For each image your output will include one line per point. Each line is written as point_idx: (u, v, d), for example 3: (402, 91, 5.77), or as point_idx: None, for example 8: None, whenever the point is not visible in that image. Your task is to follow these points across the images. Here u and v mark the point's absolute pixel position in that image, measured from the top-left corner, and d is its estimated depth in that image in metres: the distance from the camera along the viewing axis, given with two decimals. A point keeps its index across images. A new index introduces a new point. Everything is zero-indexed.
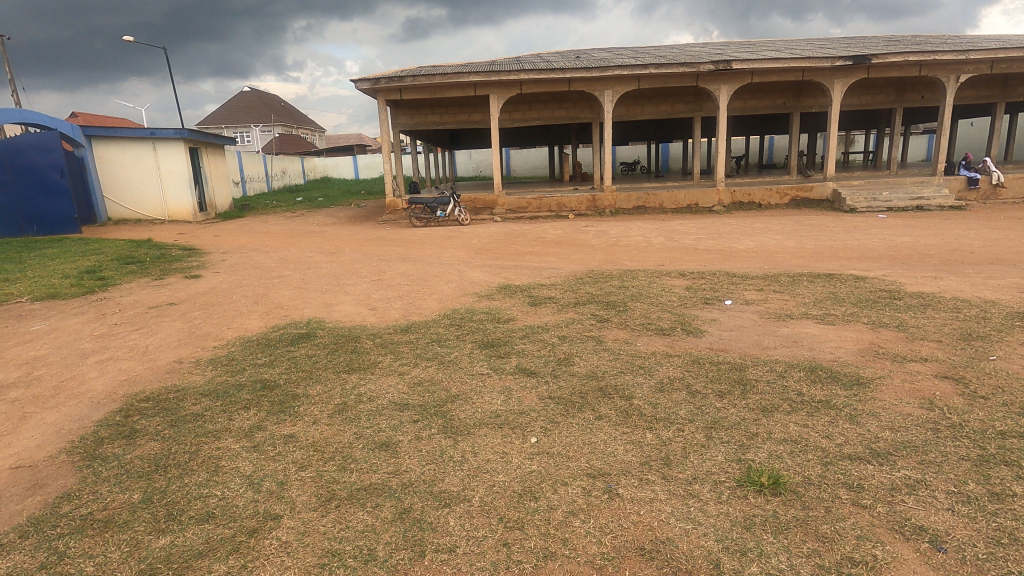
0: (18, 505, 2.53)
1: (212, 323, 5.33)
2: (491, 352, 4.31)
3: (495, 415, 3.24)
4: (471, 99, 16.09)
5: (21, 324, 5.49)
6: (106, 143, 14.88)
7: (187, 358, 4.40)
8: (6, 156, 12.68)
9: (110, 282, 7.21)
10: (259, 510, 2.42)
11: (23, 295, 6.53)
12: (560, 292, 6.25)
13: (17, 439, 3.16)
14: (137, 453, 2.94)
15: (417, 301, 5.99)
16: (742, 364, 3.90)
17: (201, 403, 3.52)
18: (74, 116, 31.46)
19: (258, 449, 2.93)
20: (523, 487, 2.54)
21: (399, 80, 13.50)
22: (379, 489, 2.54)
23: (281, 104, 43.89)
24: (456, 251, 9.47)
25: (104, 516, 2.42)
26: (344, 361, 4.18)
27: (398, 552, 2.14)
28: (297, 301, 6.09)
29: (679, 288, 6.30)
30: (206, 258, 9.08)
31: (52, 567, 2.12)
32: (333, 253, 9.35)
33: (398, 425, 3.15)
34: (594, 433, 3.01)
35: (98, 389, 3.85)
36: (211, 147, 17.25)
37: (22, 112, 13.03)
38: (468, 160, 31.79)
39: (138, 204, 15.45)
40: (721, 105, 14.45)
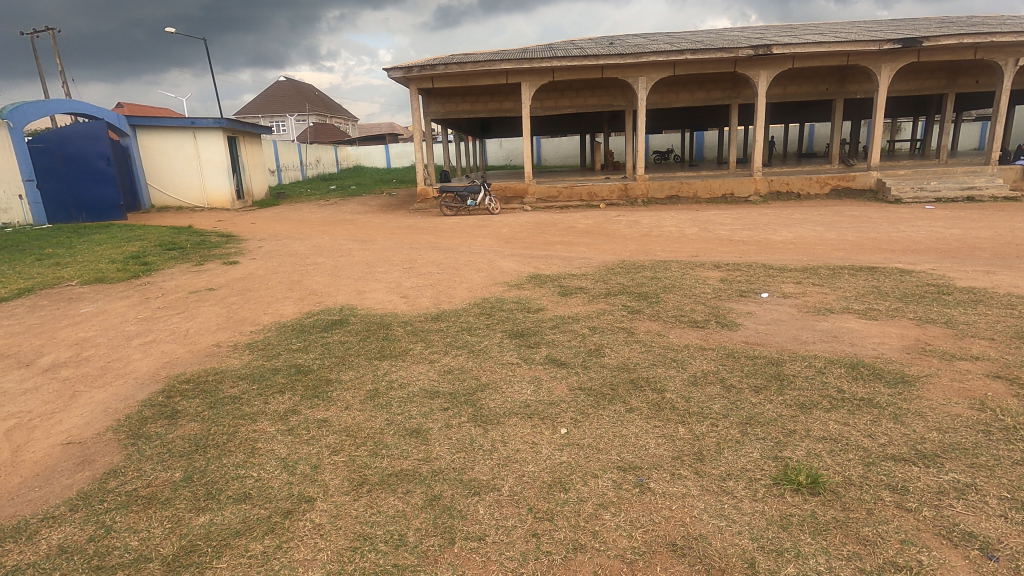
0: (70, 479, 2.65)
1: (249, 309, 5.46)
2: (521, 341, 4.30)
3: (525, 405, 3.24)
4: (503, 87, 16.00)
5: (71, 306, 5.73)
6: (150, 132, 15.37)
7: (226, 342, 4.52)
8: (57, 143, 13.20)
9: (153, 268, 7.45)
10: (294, 492, 2.47)
11: (72, 279, 6.82)
12: (591, 282, 6.18)
13: (69, 417, 3.30)
14: (179, 433, 3.04)
15: (447, 290, 6.00)
16: (779, 359, 3.79)
17: (238, 386, 3.61)
18: (120, 106, 32.80)
19: (293, 433, 2.99)
20: (553, 477, 2.53)
21: (432, 68, 13.49)
22: (410, 475, 2.57)
23: (316, 94, 44.65)
24: (487, 240, 9.49)
25: (148, 492, 2.51)
26: (376, 348, 4.23)
27: (428, 539, 2.16)
28: (330, 288, 6.18)
29: (712, 279, 6.16)
30: (244, 245, 9.33)
31: (101, 539, 2.20)
32: (365, 241, 9.46)
33: (428, 412, 3.18)
34: (626, 425, 2.97)
35: (142, 370, 3.99)
36: (248, 135, 17.58)
37: (72, 102, 13.47)
38: (499, 149, 31.76)
39: (179, 191, 15.92)
40: (760, 92, 13.98)
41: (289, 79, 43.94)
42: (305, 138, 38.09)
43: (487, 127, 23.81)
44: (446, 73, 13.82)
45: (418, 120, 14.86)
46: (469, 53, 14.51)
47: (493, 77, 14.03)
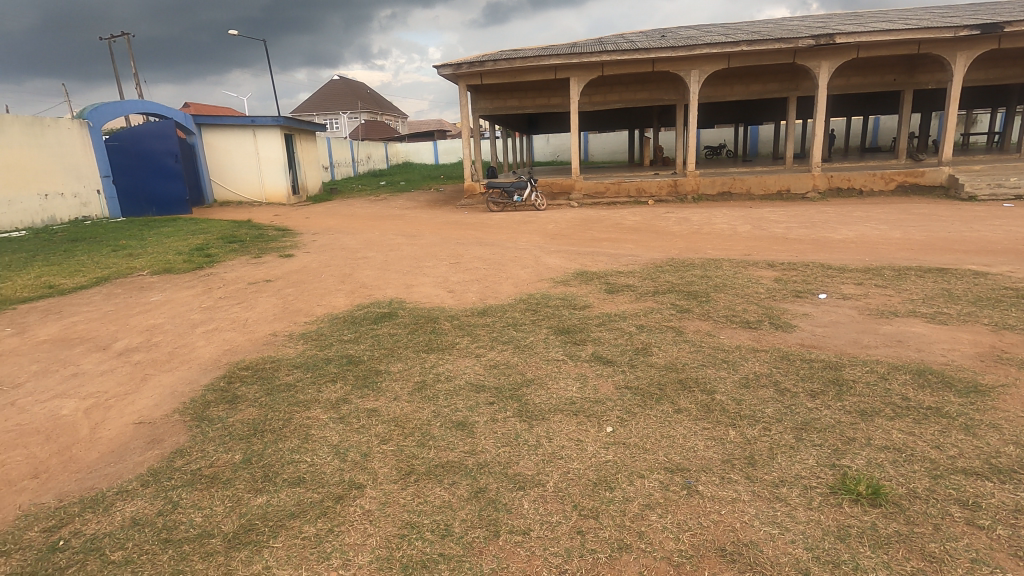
0: (141, 457, 2.83)
1: (303, 300, 5.66)
2: (567, 338, 4.28)
3: (570, 402, 3.22)
4: (551, 83, 15.92)
5: (142, 295, 6.10)
6: (213, 130, 16.15)
7: (281, 332, 4.70)
8: (131, 142, 14.07)
9: (215, 259, 7.83)
10: (345, 478, 2.55)
11: (143, 269, 7.25)
12: (639, 280, 6.09)
13: (140, 398, 3.53)
14: (238, 417, 3.19)
15: (493, 285, 6.03)
16: (838, 363, 3.63)
17: (293, 374, 3.76)
18: (187, 106, 34.61)
19: (344, 421, 3.09)
20: (598, 476, 2.51)
21: (481, 65, 13.57)
22: (456, 467, 2.61)
23: (367, 92, 45.70)
24: (533, 236, 9.49)
25: (211, 472, 2.65)
26: (424, 341, 4.31)
27: (474, 530, 2.19)
28: (380, 282, 6.33)
29: (767, 279, 5.95)
30: (299, 239, 9.68)
31: (169, 514, 2.34)
32: (413, 236, 9.63)
33: (474, 405, 3.22)
34: (674, 426, 2.91)
35: (205, 356, 4.21)
36: (304, 132, 18.19)
37: (144, 103, 14.31)
38: (546, 145, 31.72)
39: (239, 186, 16.64)
40: (821, 83, 13.36)
41: (342, 79, 45.21)
42: (356, 136, 39.10)
43: (535, 123, 23.75)
44: (495, 69, 13.87)
45: (466, 117, 15.00)
46: (518, 49, 14.51)
47: (542, 72, 13.97)
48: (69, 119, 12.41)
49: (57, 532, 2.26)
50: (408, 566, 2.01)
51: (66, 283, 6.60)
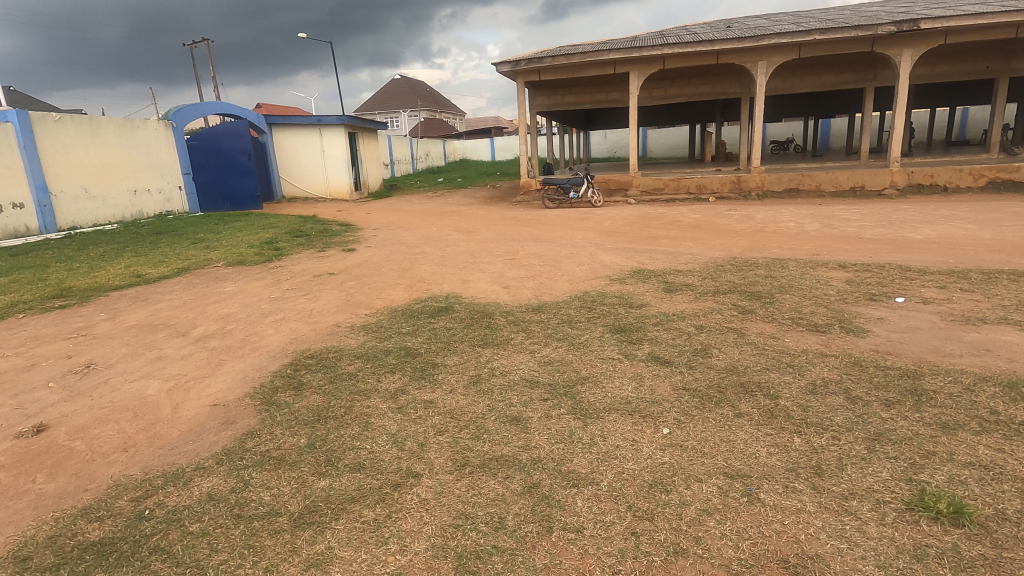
0: (216, 436, 3.02)
1: (364, 293, 5.86)
2: (623, 337, 4.21)
3: (625, 401, 3.18)
4: (610, 77, 15.69)
5: (217, 285, 6.48)
6: (283, 129, 16.95)
7: (344, 323, 4.89)
8: (209, 141, 15.00)
9: (283, 253, 8.22)
10: (402, 467, 2.63)
11: (219, 261, 7.72)
12: (698, 279, 5.92)
13: (215, 382, 3.76)
14: (304, 403, 3.35)
15: (549, 282, 6.02)
16: (916, 371, 3.40)
17: (354, 364, 3.91)
18: (260, 107, 36.55)
19: (402, 411, 3.18)
20: (653, 478, 2.46)
21: (539, 61, 13.56)
22: (510, 461, 2.63)
23: (427, 90, 46.68)
24: (588, 233, 9.41)
25: (278, 454, 2.79)
26: (480, 336, 4.36)
27: (527, 525, 2.20)
28: (437, 277, 6.45)
29: (837, 280, 5.64)
30: (360, 234, 10.02)
31: (240, 491, 2.49)
32: (469, 232, 9.75)
33: (528, 401, 3.23)
34: (734, 431, 2.82)
35: (274, 344, 4.43)
36: (366, 130, 18.77)
37: (222, 104, 15.20)
38: (603, 141, 31.20)
39: (305, 183, 17.39)
40: (902, 73, 12.51)
41: (403, 78, 46.31)
42: (416, 133, 40.01)
43: (592, 119, 23.49)
44: (553, 65, 13.80)
45: (523, 114, 15.03)
46: (577, 45, 14.38)
47: (601, 67, 13.78)
48: (156, 120, 13.32)
49: (143, 502, 2.45)
50: (462, 556, 2.05)
51: (151, 272, 7.12)
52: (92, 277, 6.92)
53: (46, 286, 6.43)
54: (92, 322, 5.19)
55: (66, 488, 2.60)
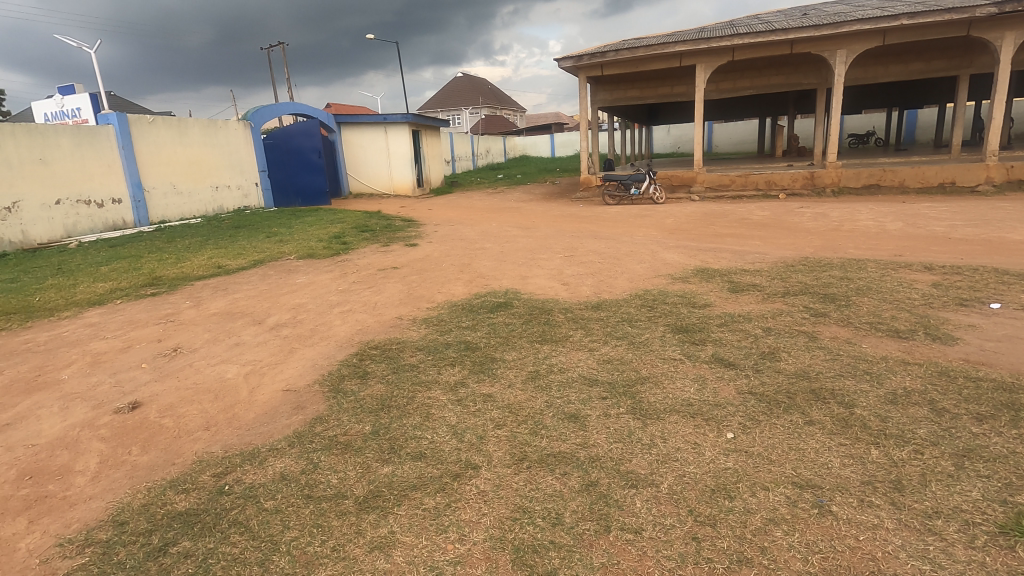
0: (288, 420, 3.19)
1: (426, 287, 6.00)
2: (685, 337, 4.11)
3: (687, 403, 3.10)
4: (676, 70, 15.26)
5: (289, 277, 6.83)
6: (351, 127, 17.55)
7: (406, 316, 5.03)
8: (283, 140, 15.79)
9: (350, 247, 8.54)
10: (462, 458, 2.68)
11: (291, 254, 8.11)
12: (766, 279, 5.67)
13: (286, 368, 3.96)
14: (368, 391, 3.48)
15: (608, 279, 5.94)
16: (1014, 385, 3.11)
17: (416, 356, 4.01)
18: (329, 106, 38.15)
19: (461, 403, 3.24)
20: (717, 483, 2.39)
21: (602, 55, 13.38)
22: (568, 458, 2.63)
23: (489, 88, 47.11)
24: (649, 230, 9.21)
25: (345, 439, 2.91)
26: (538, 332, 4.37)
27: (584, 523, 2.19)
28: (497, 272, 6.51)
29: (922, 284, 5.24)
30: (422, 229, 10.26)
31: (311, 473, 2.62)
32: (528, 228, 9.77)
33: (587, 399, 3.20)
34: (803, 439, 2.69)
35: (341, 335, 4.63)
36: (429, 128, 19.17)
37: (295, 104, 15.94)
38: (666, 136, 30.38)
39: (370, 179, 17.97)
40: (1003, 58, 11.46)
41: (465, 76, 46.92)
42: (477, 130, 40.46)
43: (656, 113, 22.92)
44: (617, 59, 13.57)
45: (585, 109, 14.89)
46: (641, 38, 14.07)
47: (666, 60, 13.41)
48: (237, 121, 14.16)
49: (224, 478, 2.63)
50: (519, 549, 2.07)
51: (230, 264, 7.58)
52: (179, 267, 7.45)
53: (139, 275, 6.99)
54: (179, 309, 5.59)
55: (156, 461, 2.83)
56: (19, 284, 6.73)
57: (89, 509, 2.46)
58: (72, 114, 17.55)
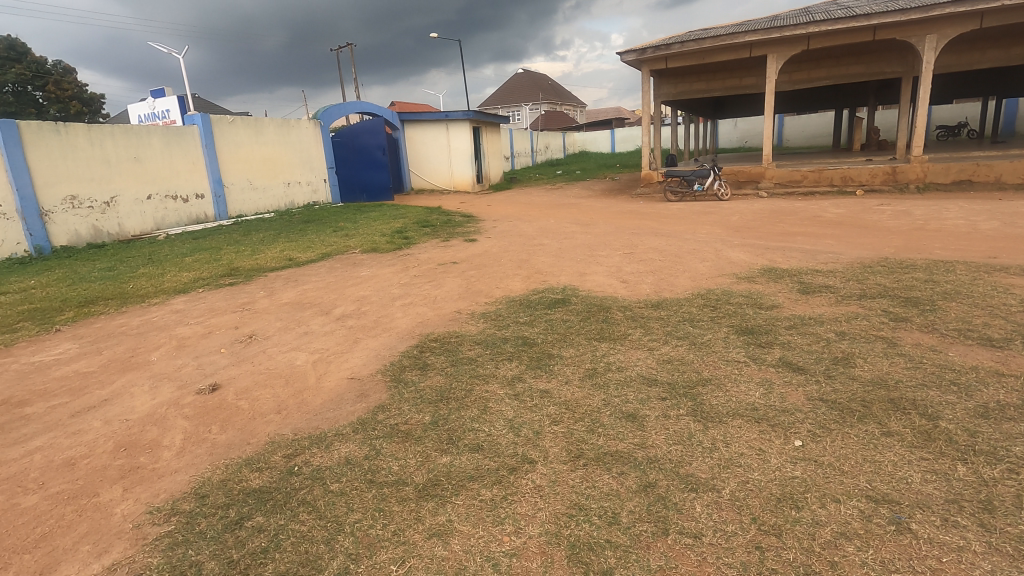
0: (352, 407, 3.32)
1: (485, 282, 6.07)
2: (750, 339, 3.95)
3: (752, 407, 2.99)
4: (745, 62, 14.65)
5: (354, 270, 7.09)
6: (414, 125, 17.95)
7: (465, 310, 5.11)
8: (350, 139, 16.39)
9: (412, 242, 8.76)
10: (519, 452, 2.70)
11: (356, 248, 8.42)
12: (840, 280, 5.37)
13: (351, 357, 4.13)
14: (428, 382, 3.57)
15: (669, 278, 5.80)
16: None
17: (474, 349, 4.08)
18: (393, 105, 39.32)
19: (518, 398, 3.26)
20: (782, 491, 2.29)
21: (667, 48, 13.03)
22: (625, 458, 2.60)
23: (549, 83, 46.97)
24: (713, 228, 8.91)
25: (406, 428, 3.00)
26: (596, 329, 4.34)
27: (641, 524, 2.16)
28: (555, 269, 6.49)
29: (1020, 288, 4.80)
30: (481, 224, 10.39)
31: (373, 459, 2.72)
32: (587, 225, 9.68)
33: (645, 399, 3.15)
34: (880, 450, 2.53)
35: (402, 326, 4.77)
36: (489, 125, 19.35)
37: (361, 104, 16.48)
38: (733, 130, 29.28)
39: (432, 176, 18.35)
40: None
41: (526, 72, 47.00)
42: (536, 126, 40.45)
43: (722, 106, 22.10)
44: (682, 51, 13.18)
45: (647, 104, 14.56)
46: (709, 29, 13.60)
47: (734, 51, 12.89)
48: (307, 120, 14.80)
49: (293, 459, 2.77)
50: (575, 546, 2.07)
51: (300, 256, 7.96)
52: (254, 259, 7.89)
53: (218, 266, 7.45)
54: (254, 299, 5.93)
55: (234, 440, 3.02)
56: (115, 273, 7.33)
57: (174, 481, 2.66)
58: (162, 116, 18.93)
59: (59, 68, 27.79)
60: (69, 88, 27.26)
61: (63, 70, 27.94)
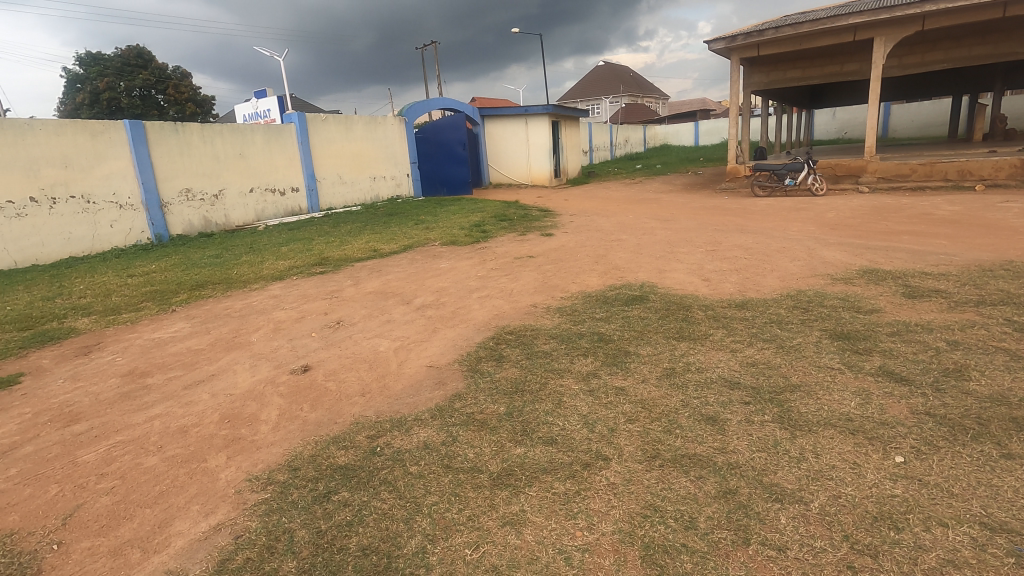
0: (430, 393, 3.44)
1: (561, 277, 6.05)
2: (845, 345, 3.68)
3: (846, 418, 2.79)
4: (848, 47, 13.59)
5: (434, 262, 7.31)
6: (494, 120, 18.18)
7: (540, 304, 5.13)
8: (432, 134, 16.88)
9: (489, 235, 8.90)
10: (593, 448, 2.69)
11: (435, 240, 8.68)
12: (954, 284, 4.88)
13: (430, 346, 4.28)
14: (503, 374, 3.62)
15: (755, 277, 5.51)
16: None
17: (549, 343, 4.09)
18: (474, 101, 40.14)
19: (593, 394, 3.24)
20: (880, 510, 2.13)
21: (760, 34, 12.34)
22: (703, 462, 2.51)
23: (631, 75, 45.96)
24: (805, 225, 8.36)
25: (481, 417, 3.07)
26: (675, 328, 4.21)
27: (720, 531, 2.09)
28: (633, 265, 6.36)
29: None
30: (558, 219, 10.36)
31: (451, 445, 2.80)
32: (667, 221, 9.39)
33: (727, 402, 3.02)
34: (997, 474, 2.28)
35: (479, 318, 4.86)
36: (569, 119, 19.20)
37: (444, 100, 16.89)
38: (831, 120, 27.18)
39: (509, 170, 18.52)
40: None
41: (606, 65, 46.18)
42: (616, 119, 39.70)
43: (820, 95, 20.62)
44: (777, 38, 12.43)
45: (736, 94, 13.87)
46: (808, 12, 12.71)
47: (836, 36, 11.97)
48: (392, 117, 15.38)
49: (376, 440, 2.91)
50: (650, 547, 2.03)
51: (384, 248, 8.31)
52: (342, 249, 8.33)
53: (311, 255, 7.93)
54: (342, 287, 6.27)
55: (323, 418, 3.22)
56: (222, 260, 8.00)
57: (271, 453, 2.88)
58: (264, 115, 20.36)
59: (177, 73, 30.66)
60: (185, 91, 29.97)
61: (180, 75, 30.76)
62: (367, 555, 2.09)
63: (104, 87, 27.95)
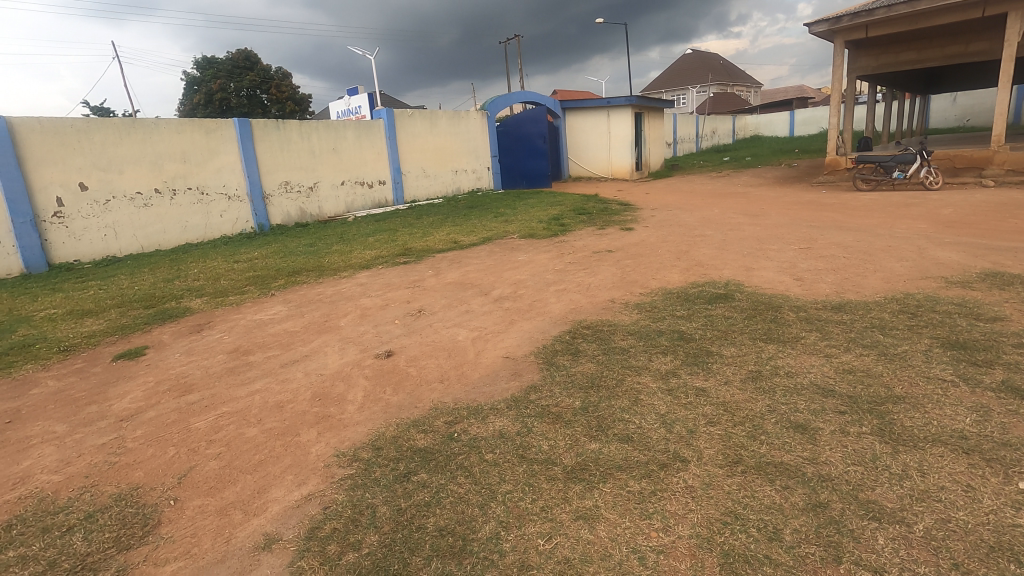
0: (506, 384, 3.49)
1: (640, 272, 5.91)
2: (960, 355, 3.33)
3: (960, 435, 2.52)
4: (975, 24, 12.17)
5: (512, 254, 7.38)
6: (576, 112, 17.98)
7: (619, 300, 5.04)
8: (513, 128, 16.97)
9: (568, 229, 8.85)
10: (670, 449, 2.61)
11: (514, 233, 8.75)
12: None
13: (507, 337, 4.34)
14: (579, 368, 3.60)
15: (855, 278, 5.11)
16: None
17: (627, 340, 4.01)
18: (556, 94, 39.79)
19: (672, 394, 3.15)
20: (998, 540, 1.91)
21: (869, 13, 11.36)
22: (792, 471, 2.37)
23: (722, 63, 43.78)
24: (915, 222, 7.61)
25: (556, 410, 3.07)
26: (763, 329, 3.99)
27: (808, 545, 1.97)
28: (717, 261, 6.10)
29: None
30: (640, 213, 10.12)
31: (526, 436, 2.83)
32: (757, 216, 8.90)
33: (819, 411, 2.83)
34: None
35: (556, 312, 4.86)
36: (653, 110, 18.63)
37: (526, 94, 16.89)
38: (951, 106, 24.50)
39: (590, 163, 18.29)
40: None
41: (694, 52, 44.35)
42: (703, 109, 38.04)
43: (938, 79, 18.64)
44: (889, 17, 11.39)
45: (839, 80, 12.85)
46: None
47: (961, 12, 10.77)
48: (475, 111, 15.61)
49: (452, 427, 2.99)
50: (729, 555, 1.95)
51: (463, 240, 8.49)
52: (424, 240, 8.60)
53: (395, 246, 8.26)
54: (423, 277, 6.48)
55: (404, 402, 3.37)
56: (315, 249, 8.51)
57: (356, 432, 3.04)
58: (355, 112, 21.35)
59: (279, 74, 32.80)
60: (286, 90, 32.10)
61: (282, 75, 32.90)
62: (444, 535, 2.16)
63: (217, 87, 30.47)
